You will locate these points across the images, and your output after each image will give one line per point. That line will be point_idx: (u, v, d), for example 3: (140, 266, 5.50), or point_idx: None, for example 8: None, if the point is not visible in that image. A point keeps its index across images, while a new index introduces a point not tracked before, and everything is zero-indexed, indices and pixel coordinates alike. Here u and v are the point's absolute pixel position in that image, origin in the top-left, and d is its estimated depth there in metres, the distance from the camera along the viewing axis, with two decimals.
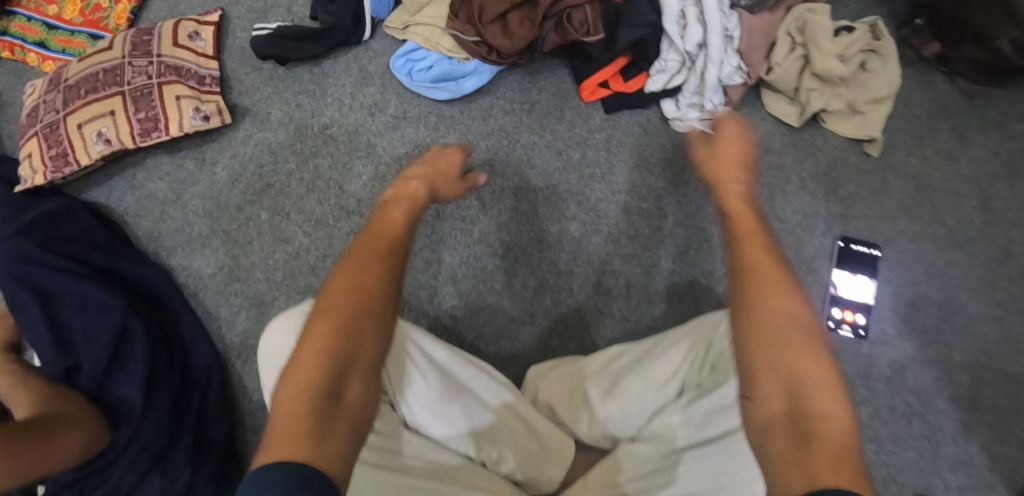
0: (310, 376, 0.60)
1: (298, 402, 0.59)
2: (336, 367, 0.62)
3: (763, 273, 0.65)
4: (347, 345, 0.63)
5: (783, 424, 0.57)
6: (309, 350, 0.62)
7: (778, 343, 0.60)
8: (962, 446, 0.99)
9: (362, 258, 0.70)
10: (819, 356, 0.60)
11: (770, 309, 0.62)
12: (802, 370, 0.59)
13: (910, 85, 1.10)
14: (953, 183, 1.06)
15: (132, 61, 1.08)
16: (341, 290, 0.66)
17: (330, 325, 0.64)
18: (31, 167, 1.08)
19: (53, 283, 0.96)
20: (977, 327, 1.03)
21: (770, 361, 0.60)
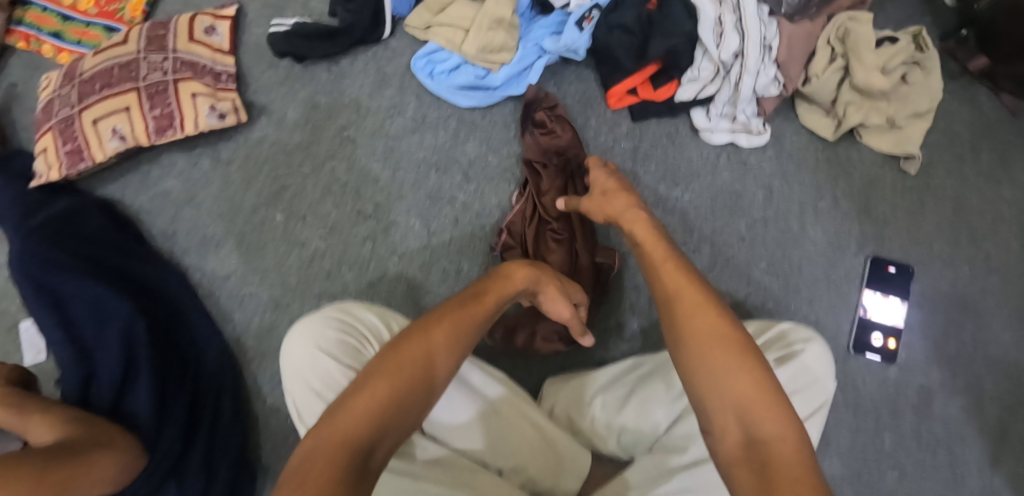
0: (354, 435, 0.60)
1: (338, 448, 0.59)
2: (381, 426, 0.61)
3: (684, 294, 0.69)
4: (398, 411, 0.63)
5: (741, 449, 0.59)
6: (356, 406, 0.62)
7: (716, 368, 0.63)
8: (987, 477, 0.96)
9: (445, 322, 0.70)
10: (754, 372, 0.62)
11: (707, 333, 0.65)
12: (745, 394, 0.61)
13: (954, 101, 1.04)
14: (996, 207, 1.01)
15: (147, 56, 1.06)
16: (412, 352, 0.66)
17: (392, 385, 0.64)
18: (45, 162, 1.06)
19: (67, 284, 0.96)
20: (1010, 358, 0.98)
21: (715, 386, 0.63)
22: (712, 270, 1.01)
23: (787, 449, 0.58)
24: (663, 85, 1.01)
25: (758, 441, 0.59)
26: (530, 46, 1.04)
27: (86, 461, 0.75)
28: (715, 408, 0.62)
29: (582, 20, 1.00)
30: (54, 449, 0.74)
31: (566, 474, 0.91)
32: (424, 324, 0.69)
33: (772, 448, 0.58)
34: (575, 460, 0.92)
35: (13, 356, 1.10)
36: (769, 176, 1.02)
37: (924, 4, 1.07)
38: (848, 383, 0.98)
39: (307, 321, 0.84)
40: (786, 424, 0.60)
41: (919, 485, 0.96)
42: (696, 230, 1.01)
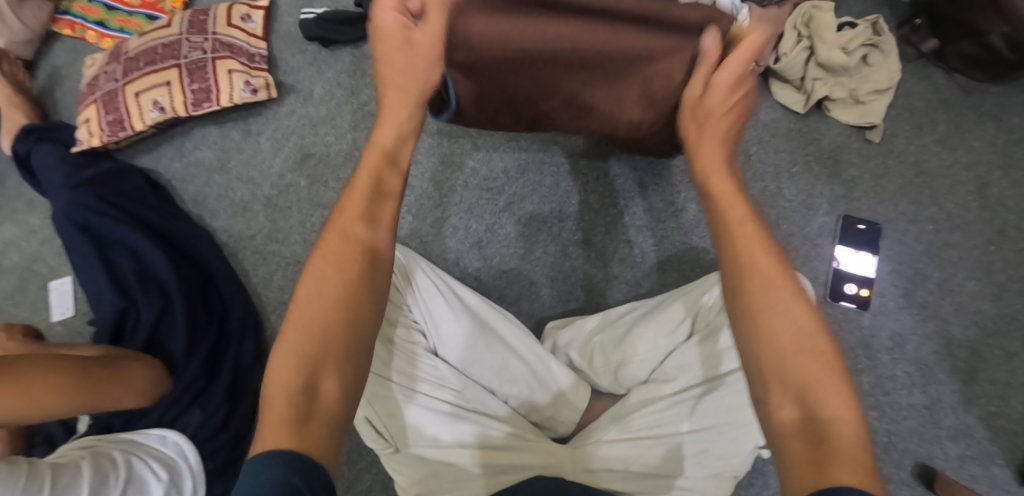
0: (292, 379, 0.53)
1: (278, 400, 0.52)
2: (314, 359, 0.54)
3: (760, 266, 0.55)
4: (327, 337, 0.54)
5: (800, 433, 0.51)
6: (285, 351, 0.54)
7: (789, 355, 0.53)
8: (960, 416, 1.03)
9: (337, 241, 0.58)
10: (823, 346, 0.53)
11: (779, 314, 0.54)
12: (807, 371, 0.52)
13: (910, 79, 1.17)
14: (952, 170, 1.12)
15: (189, 37, 1.17)
16: (323, 279, 0.56)
17: (315, 314, 0.55)
18: (87, 131, 1.15)
19: (111, 231, 1.04)
20: (974, 305, 1.07)
21: (770, 361, 0.54)
22: (699, 226, 1.11)
23: (842, 412, 0.51)
24: None
25: (823, 419, 0.51)
26: None
27: (116, 370, 0.85)
28: (775, 386, 0.53)
29: None
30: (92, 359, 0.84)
31: (568, 406, 0.93)
32: (321, 237, 0.58)
33: (832, 419, 0.50)
34: (576, 393, 0.93)
35: (41, 314, 1.16)
36: (746, 142, 1.14)
37: None
38: (827, 327, 1.06)
39: None
40: (852, 407, 0.51)
41: (897, 423, 1.03)
42: (682, 191, 1.12)
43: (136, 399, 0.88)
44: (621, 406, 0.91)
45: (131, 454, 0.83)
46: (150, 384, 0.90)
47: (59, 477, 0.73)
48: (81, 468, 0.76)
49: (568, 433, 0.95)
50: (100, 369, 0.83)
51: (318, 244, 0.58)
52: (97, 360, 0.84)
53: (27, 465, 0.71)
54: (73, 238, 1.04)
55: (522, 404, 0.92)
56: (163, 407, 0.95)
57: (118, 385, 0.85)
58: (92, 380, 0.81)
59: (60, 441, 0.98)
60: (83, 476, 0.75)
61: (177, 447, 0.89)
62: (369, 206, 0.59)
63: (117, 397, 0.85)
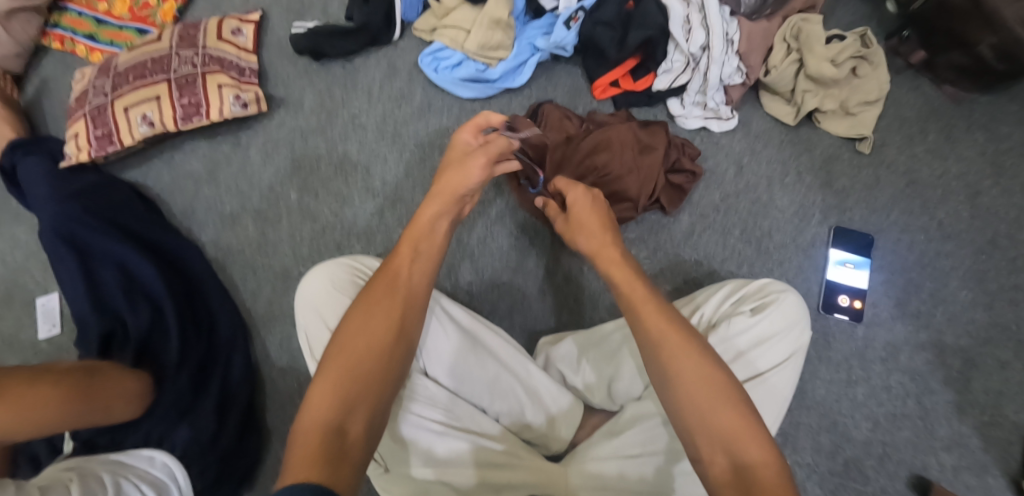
0: (325, 414, 0.63)
1: (312, 432, 0.62)
2: (350, 397, 0.65)
3: (670, 338, 0.70)
4: (363, 380, 0.67)
5: (730, 478, 0.62)
6: (324, 390, 0.65)
7: (714, 405, 0.66)
8: (955, 426, 1.02)
9: (378, 294, 0.73)
10: (735, 405, 0.66)
11: (695, 380, 0.67)
12: (728, 427, 0.65)
13: (899, 89, 1.18)
14: (942, 180, 1.13)
15: (179, 52, 1.17)
16: (355, 330, 0.70)
17: (350, 359, 0.68)
18: (75, 145, 1.13)
19: (99, 245, 1.03)
20: (967, 314, 1.07)
21: (697, 420, 0.66)
22: (691, 237, 1.11)
23: (755, 456, 0.63)
24: (643, 77, 1.13)
25: (743, 468, 0.63)
26: (524, 44, 1.16)
27: (103, 378, 0.84)
28: (703, 440, 0.65)
29: (569, 20, 1.14)
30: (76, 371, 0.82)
31: (562, 422, 0.92)
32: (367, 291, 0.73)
33: (751, 465, 0.63)
34: (570, 409, 0.93)
35: (27, 329, 1.14)
36: (738, 153, 1.14)
37: (870, 9, 1.22)
38: (820, 338, 1.06)
39: (324, 264, 0.89)
40: (767, 452, 0.63)
41: (892, 433, 1.03)
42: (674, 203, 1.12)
43: (128, 410, 0.88)
44: (614, 421, 0.90)
45: (119, 475, 0.82)
46: (136, 393, 0.90)
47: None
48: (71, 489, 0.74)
49: (561, 450, 0.93)
50: (84, 379, 0.82)
51: (362, 301, 0.72)
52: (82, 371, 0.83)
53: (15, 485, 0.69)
54: (57, 252, 1.02)
55: (514, 421, 0.91)
56: (149, 425, 0.93)
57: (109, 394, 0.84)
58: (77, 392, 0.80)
59: (45, 460, 0.96)
60: None
61: (165, 468, 0.88)
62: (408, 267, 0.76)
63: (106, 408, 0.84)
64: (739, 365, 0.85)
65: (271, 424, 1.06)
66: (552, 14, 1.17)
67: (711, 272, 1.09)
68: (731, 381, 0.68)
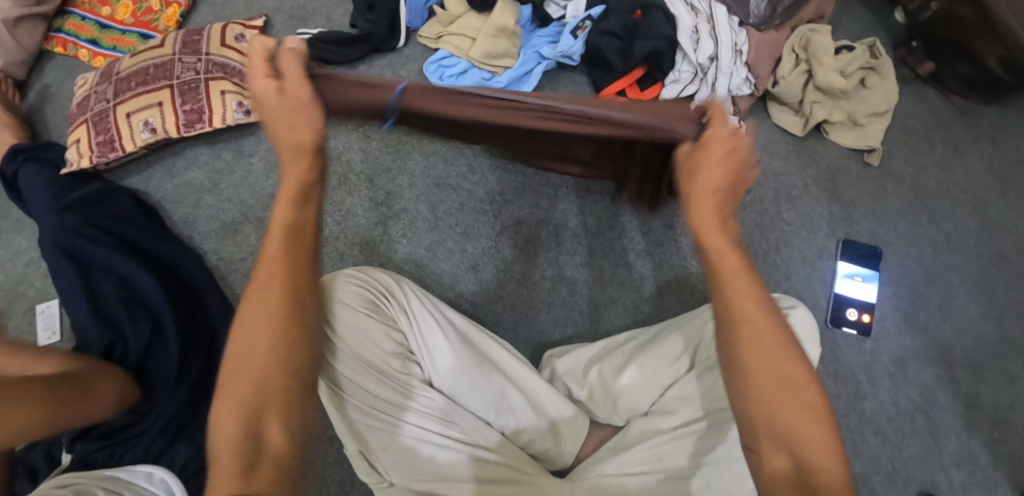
0: (235, 433, 0.59)
1: (225, 451, 0.58)
2: (257, 408, 0.61)
3: (748, 322, 0.64)
4: (258, 384, 0.61)
5: (789, 477, 0.59)
6: (229, 406, 0.61)
7: (779, 401, 0.62)
8: (964, 442, 1.01)
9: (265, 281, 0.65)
10: (807, 389, 0.62)
11: (760, 363, 0.63)
12: (792, 423, 0.61)
13: (907, 100, 1.17)
14: (950, 192, 1.11)
15: (181, 58, 1.15)
16: (250, 330, 0.64)
17: (241, 368, 0.62)
18: (77, 152, 1.12)
19: (98, 256, 1.02)
20: (975, 328, 1.06)
21: (760, 405, 0.62)
22: None
23: (820, 459, 0.60)
24: (650, 87, 1.12)
25: (802, 465, 0.60)
26: (529, 52, 1.16)
27: (79, 385, 0.83)
28: (762, 428, 0.62)
29: (576, 29, 1.14)
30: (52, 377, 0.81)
31: (567, 437, 0.91)
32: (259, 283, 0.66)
33: (818, 472, 0.59)
34: (575, 423, 0.91)
35: (25, 338, 1.12)
36: None
37: (878, 19, 1.21)
38: (828, 352, 1.05)
39: (327, 278, 0.87)
40: (835, 457, 0.60)
41: (900, 449, 1.01)
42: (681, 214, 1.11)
43: (108, 409, 0.86)
44: (621, 438, 0.89)
45: (116, 493, 0.81)
46: (118, 397, 0.88)
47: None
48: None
49: (568, 464, 0.92)
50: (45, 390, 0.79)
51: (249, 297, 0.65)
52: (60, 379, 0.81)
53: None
54: (57, 263, 1.01)
55: (519, 434, 0.90)
56: (147, 440, 0.92)
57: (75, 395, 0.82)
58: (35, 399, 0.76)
59: (42, 473, 0.94)
60: None
61: (163, 484, 0.87)
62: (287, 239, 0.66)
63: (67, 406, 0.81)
64: None
65: None
66: (558, 23, 1.17)
67: None
68: (804, 370, 0.63)
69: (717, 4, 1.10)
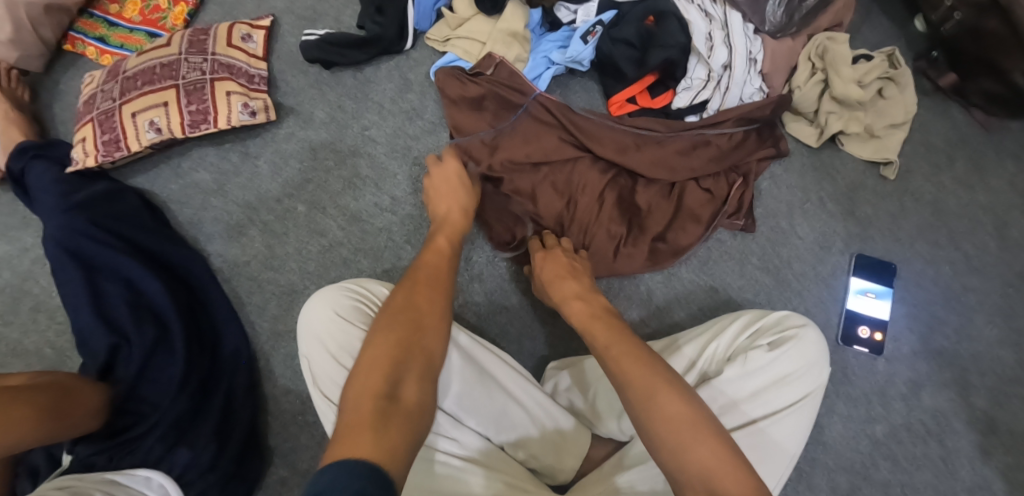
0: (377, 388, 0.68)
1: (364, 404, 0.66)
2: (394, 373, 0.70)
3: (631, 376, 0.73)
4: (404, 355, 0.72)
5: None
6: (370, 369, 0.70)
7: (685, 441, 0.67)
8: (977, 468, 0.98)
9: (422, 287, 0.81)
10: (717, 436, 0.67)
11: (664, 413, 0.69)
12: (702, 461, 0.66)
13: (927, 114, 1.13)
14: (970, 210, 1.08)
15: (187, 57, 1.15)
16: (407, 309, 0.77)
17: (396, 339, 0.73)
18: (83, 150, 1.12)
19: (102, 258, 1.01)
20: (993, 352, 1.02)
21: (679, 457, 0.67)
22: (708, 263, 1.07)
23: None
24: (661, 94, 1.10)
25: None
26: (539, 58, 1.14)
27: (67, 396, 0.85)
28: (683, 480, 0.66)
29: (586, 34, 1.10)
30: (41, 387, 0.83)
31: (569, 452, 0.90)
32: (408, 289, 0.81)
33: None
34: (578, 439, 0.91)
35: (30, 335, 1.13)
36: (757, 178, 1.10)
37: (899, 29, 1.17)
38: (839, 372, 1.03)
39: (329, 289, 0.86)
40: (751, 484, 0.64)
41: (910, 473, 0.99)
42: None
43: (90, 421, 0.89)
44: (622, 455, 0.87)
45: None
46: (100, 408, 0.91)
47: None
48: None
49: (567, 481, 0.91)
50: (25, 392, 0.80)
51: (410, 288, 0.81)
52: (48, 387, 0.83)
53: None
54: (61, 263, 1.01)
55: (519, 451, 0.89)
56: (149, 443, 0.92)
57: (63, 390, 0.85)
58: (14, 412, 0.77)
59: (43, 472, 0.95)
60: None
61: (162, 489, 0.87)
62: (441, 258, 0.87)
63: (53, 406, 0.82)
64: (753, 402, 0.82)
65: (271, 443, 1.03)
66: (569, 27, 1.15)
67: (728, 300, 1.05)
68: (706, 416, 0.69)
69: (732, 11, 1.07)
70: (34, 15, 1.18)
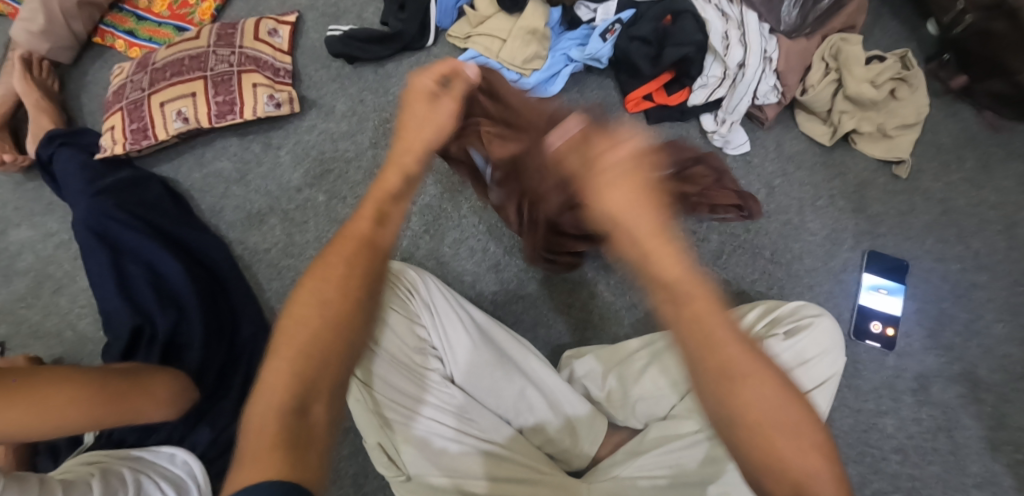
0: (283, 400, 0.58)
1: (268, 420, 0.57)
2: (304, 386, 0.59)
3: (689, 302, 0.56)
4: (315, 361, 0.59)
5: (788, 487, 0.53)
6: (275, 378, 0.59)
7: (756, 397, 0.55)
8: (986, 463, 0.99)
9: (335, 269, 0.64)
10: (774, 379, 0.55)
11: (715, 363, 0.55)
12: (775, 422, 0.54)
13: (936, 115, 1.15)
14: (979, 208, 1.10)
15: (216, 50, 1.18)
16: (306, 302, 0.62)
17: (295, 351, 0.60)
18: (111, 138, 1.15)
19: (128, 242, 1.04)
20: (1002, 348, 1.03)
21: (738, 420, 0.55)
22: (721, 257, 1.09)
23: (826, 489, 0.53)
24: (676, 92, 1.13)
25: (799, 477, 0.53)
26: (557, 55, 1.17)
27: (136, 381, 0.83)
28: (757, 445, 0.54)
29: (605, 32, 1.14)
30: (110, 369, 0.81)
31: (584, 438, 0.91)
32: (318, 267, 0.64)
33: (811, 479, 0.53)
34: (593, 425, 0.92)
35: (51, 317, 1.14)
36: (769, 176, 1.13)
37: (909, 32, 1.20)
38: (850, 365, 1.04)
39: None
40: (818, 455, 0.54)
41: (920, 467, 0.99)
42: (705, 221, 1.11)
43: (163, 411, 0.85)
44: (637, 442, 0.88)
45: (140, 471, 0.81)
46: (174, 398, 0.87)
47: (70, 494, 0.72)
48: (92, 483, 0.74)
49: (583, 465, 0.93)
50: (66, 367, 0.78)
51: (311, 278, 0.63)
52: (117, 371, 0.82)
53: (38, 485, 0.70)
54: (89, 244, 1.03)
55: (536, 434, 0.90)
56: (172, 424, 0.94)
57: (111, 387, 0.79)
58: (27, 379, 0.74)
59: (63, 453, 0.96)
60: (94, 490, 0.74)
61: (185, 466, 0.87)
62: (349, 249, 0.65)
63: (79, 399, 0.76)
64: None
65: None
66: (587, 26, 1.17)
67: (739, 293, 1.07)
68: (761, 355, 0.56)
69: (748, 11, 1.10)
70: (66, 8, 1.22)
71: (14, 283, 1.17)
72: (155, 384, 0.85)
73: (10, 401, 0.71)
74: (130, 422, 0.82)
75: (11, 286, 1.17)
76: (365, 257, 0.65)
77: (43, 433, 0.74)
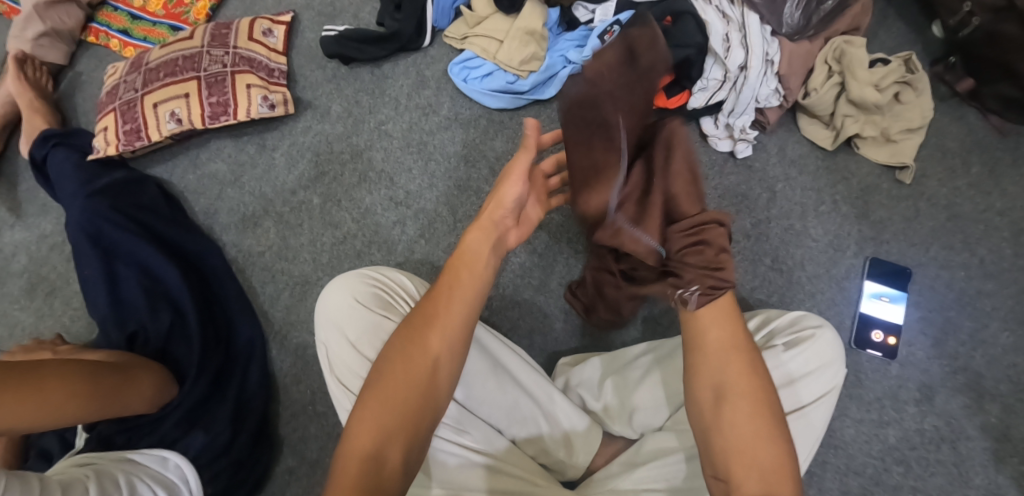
0: (366, 445, 0.63)
1: (354, 459, 0.62)
2: (391, 426, 0.63)
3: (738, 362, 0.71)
4: (401, 405, 0.64)
5: None
6: (364, 421, 0.64)
7: (746, 429, 0.67)
8: (990, 475, 0.96)
9: (410, 340, 0.67)
10: (772, 437, 0.67)
11: (740, 399, 0.69)
12: (765, 465, 0.66)
13: (943, 118, 1.13)
14: (986, 215, 1.07)
15: (210, 50, 1.16)
16: (397, 365, 0.66)
17: (383, 403, 0.64)
18: (104, 139, 1.13)
19: (118, 240, 1.02)
20: (1008, 358, 1.01)
21: (734, 443, 0.67)
22: None
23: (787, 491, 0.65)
24: (676, 94, 1.12)
25: None
26: (556, 56, 1.15)
27: (127, 378, 0.84)
28: (738, 464, 0.66)
29: (604, 33, 1.11)
30: (106, 366, 0.82)
31: (579, 449, 0.89)
32: (406, 328, 0.68)
33: None
34: (589, 436, 0.89)
35: (45, 320, 1.13)
36: (771, 180, 1.11)
37: (915, 34, 1.18)
38: (852, 375, 1.02)
39: (347, 276, 0.87)
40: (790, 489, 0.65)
41: (923, 479, 0.97)
42: None
43: (144, 404, 0.87)
44: (634, 452, 0.86)
45: (133, 475, 0.78)
46: (155, 393, 0.89)
47: None
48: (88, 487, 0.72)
49: (578, 476, 0.90)
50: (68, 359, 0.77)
51: (405, 327, 0.69)
52: (112, 366, 0.83)
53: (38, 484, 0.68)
54: (83, 248, 1.02)
55: (530, 445, 0.89)
56: (165, 429, 0.92)
57: (103, 384, 0.79)
58: (42, 371, 0.73)
59: (56, 456, 0.93)
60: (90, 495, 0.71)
61: (177, 470, 0.84)
62: (440, 335, 0.67)
63: (79, 388, 0.76)
64: (783, 395, 0.80)
65: (281, 432, 1.03)
66: (586, 27, 1.16)
67: (739, 300, 1.05)
68: (772, 409, 0.69)
69: (750, 13, 1.07)
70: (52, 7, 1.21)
71: (9, 285, 1.16)
72: (144, 381, 0.87)
73: (16, 392, 0.69)
74: (116, 415, 0.82)
75: (5, 288, 1.16)
76: (438, 333, 0.67)
77: (43, 424, 0.72)
